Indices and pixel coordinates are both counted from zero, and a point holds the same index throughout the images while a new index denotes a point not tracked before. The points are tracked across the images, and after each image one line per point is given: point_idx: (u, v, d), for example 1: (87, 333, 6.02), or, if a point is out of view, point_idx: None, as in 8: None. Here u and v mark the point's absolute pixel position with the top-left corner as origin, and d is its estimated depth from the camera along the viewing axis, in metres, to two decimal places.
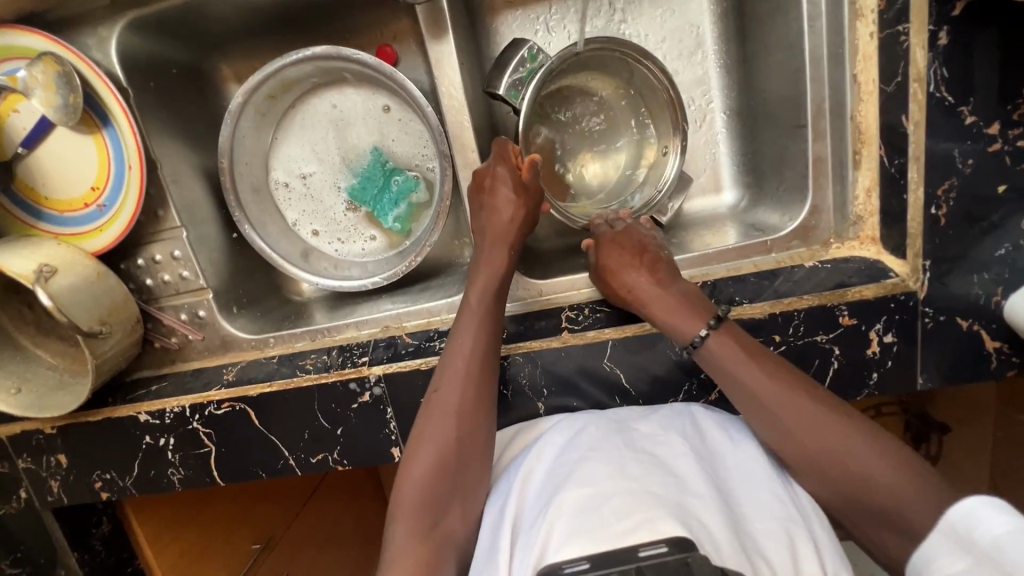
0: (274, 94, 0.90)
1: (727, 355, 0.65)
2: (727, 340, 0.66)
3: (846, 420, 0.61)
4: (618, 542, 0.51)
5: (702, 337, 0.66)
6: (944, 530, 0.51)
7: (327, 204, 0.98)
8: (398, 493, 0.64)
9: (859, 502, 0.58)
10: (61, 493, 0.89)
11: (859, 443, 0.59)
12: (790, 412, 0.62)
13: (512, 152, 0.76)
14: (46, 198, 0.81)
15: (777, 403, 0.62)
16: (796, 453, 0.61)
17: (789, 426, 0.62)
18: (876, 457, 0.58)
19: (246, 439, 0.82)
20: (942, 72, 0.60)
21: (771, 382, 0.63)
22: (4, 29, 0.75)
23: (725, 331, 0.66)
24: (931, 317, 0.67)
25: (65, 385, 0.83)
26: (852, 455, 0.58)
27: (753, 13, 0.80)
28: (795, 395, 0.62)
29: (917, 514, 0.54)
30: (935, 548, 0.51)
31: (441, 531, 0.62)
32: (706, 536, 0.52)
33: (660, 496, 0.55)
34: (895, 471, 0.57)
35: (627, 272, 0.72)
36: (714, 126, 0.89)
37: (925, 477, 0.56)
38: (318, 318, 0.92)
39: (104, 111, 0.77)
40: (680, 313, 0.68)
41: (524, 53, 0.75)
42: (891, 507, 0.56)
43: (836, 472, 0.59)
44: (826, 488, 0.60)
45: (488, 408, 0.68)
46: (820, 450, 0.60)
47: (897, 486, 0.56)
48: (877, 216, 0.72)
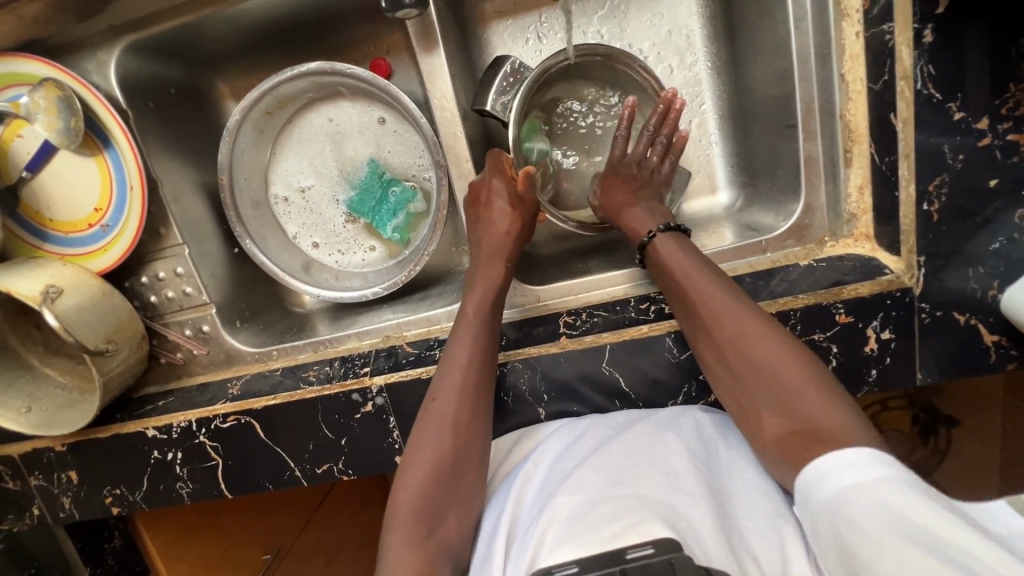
0: (270, 110, 0.92)
1: (671, 254, 0.70)
2: (672, 242, 0.71)
3: (758, 314, 0.62)
4: (605, 547, 0.53)
5: (652, 234, 0.72)
6: (861, 454, 0.50)
7: (327, 217, 0.99)
8: (393, 503, 0.64)
9: (755, 389, 0.59)
10: (73, 510, 0.91)
11: (764, 332, 0.60)
12: (713, 302, 0.64)
13: (506, 164, 0.78)
14: (51, 219, 0.83)
15: (704, 294, 0.65)
16: (712, 344, 0.63)
17: (711, 315, 0.63)
18: (784, 351, 0.59)
19: (252, 452, 0.83)
20: (929, 69, 0.61)
21: (700, 274, 0.66)
22: (6, 57, 0.76)
23: (670, 235, 0.72)
24: (927, 312, 0.67)
25: (74, 402, 0.84)
26: (761, 347, 0.60)
27: (740, 14, 0.81)
28: (715, 285, 0.65)
29: (806, 402, 0.56)
30: (827, 470, 0.51)
31: (437, 538, 0.62)
32: (697, 542, 0.54)
33: (650, 500, 0.57)
34: (801, 366, 0.58)
35: (615, 193, 0.78)
36: (707, 127, 0.89)
37: (820, 375, 0.57)
38: (321, 330, 0.93)
39: (105, 133, 0.79)
40: (647, 222, 0.74)
41: (507, 69, 0.76)
42: (790, 395, 0.57)
43: (745, 360, 0.60)
44: (737, 382, 0.61)
45: (483, 419, 0.69)
46: (728, 334, 0.62)
47: (799, 377, 0.57)
48: (871, 213, 0.72)
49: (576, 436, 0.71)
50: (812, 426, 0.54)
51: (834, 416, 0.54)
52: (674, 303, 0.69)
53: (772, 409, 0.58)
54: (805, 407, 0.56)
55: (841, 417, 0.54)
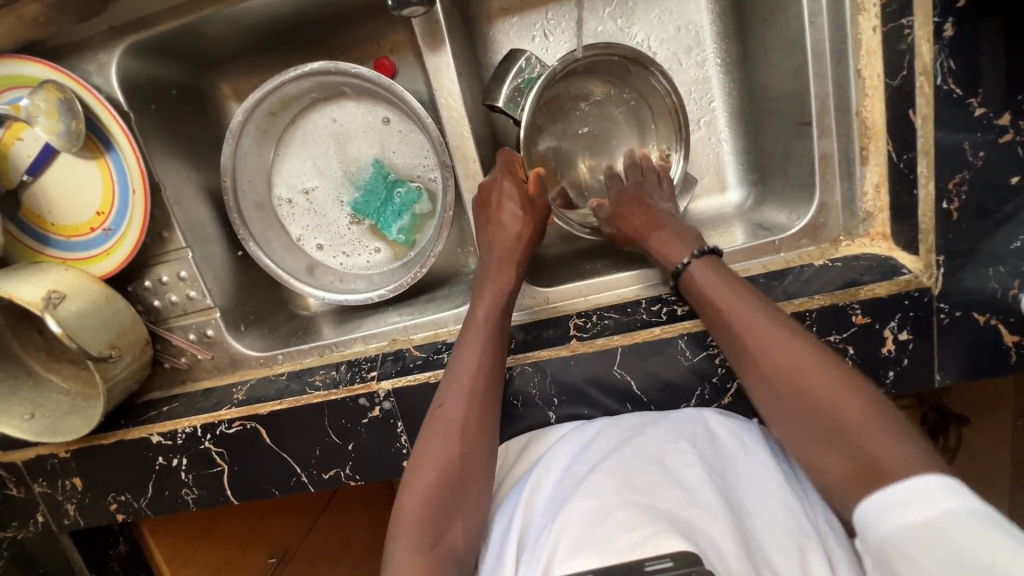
0: (274, 111, 0.91)
1: (709, 282, 0.67)
2: (709, 267, 0.68)
3: (810, 346, 0.60)
4: (620, 557, 0.51)
5: (687, 262, 0.69)
6: (906, 490, 0.50)
7: (331, 218, 0.98)
8: (400, 508, 0.63)
9: (815, 429, 0.57)
10: (77, 517, 0.90)
11: (820, 368, 0.58)
12: (760, 335, 0.61)
13: (518, 165, 0.76)
14: (52, 223, 0.82)
15: (749, 326, 0.62)
16: (762, 378, 0.61)
17: (758, 349, 0.61)
18: (843, 387, 0.57)
19: (258, 457, 0.82)
20: (949, 64, 0.60)
21: (747, 306, 0.63)
22: (6, 59, 0.75)
23: (706, 260, 0.69)
24: (946, 312, 0.66)
25: (77, 408, 0.84)
26: (819, 385, 0.57)
27: (751, 10, 0.79)
28: (762, 316, 0.62)
29: (872, 441, 0.53)
30: (881, 506, 0.51)
31: (444, 545, 0.61)
32: (712, 552, 0.53)
33: (668, 513, 0.56)
34: (863, 403, 0.55)
35: (629, 217, 0.76)
36: (717, 125, 0.88)
37: (882, 409, 0.55)
38: (326, 333, 0.92)
39: (107, 136, 0.78)
40: (676, 245, 0.72)
41: (521, 64, 0.75)
42: (853, 436, 0.55)
43: (801, 399, 0.58)
44: (794, 420, 0.59)
45: (492, 425, 0.68)
46: (781, 371, 0.59)
47: (863, 417, 0.55)
48: (887, 211, 0.71)
49: (588, 441, 0.69)
50: (880, 467, 0.52)
51: (904, 456, 0.52)
52: (716, 334, 0.66)
53: (837, 452, 0.56)
54: (871, 449, 0.53)
55: (910, 455, 0.51)
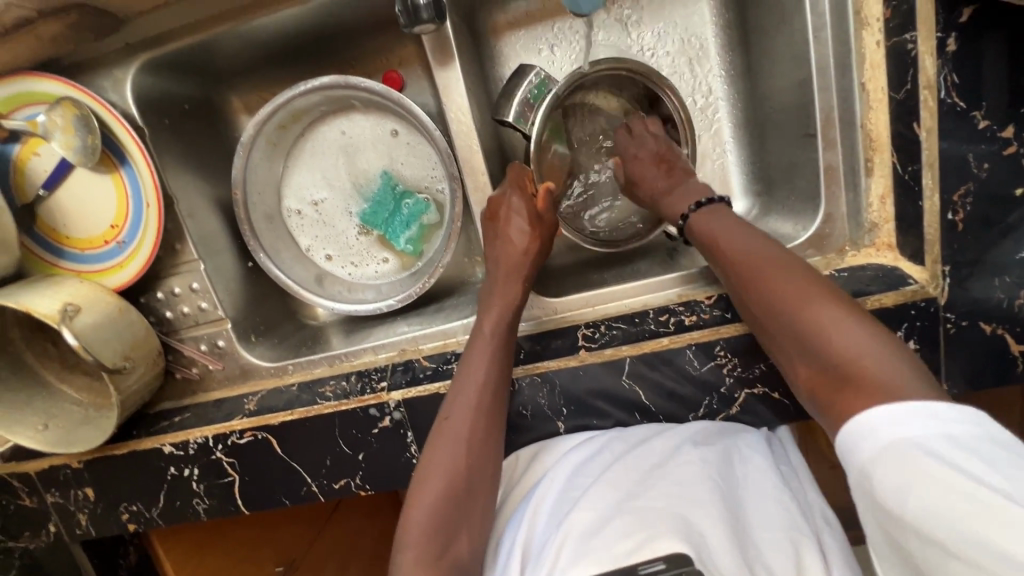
0: (284, 124, 0.92)
1: (709, 223, 0.68)
2: (707, 215, 0.69)
3: (793, 267, 0.59)
4: (619, 562, 0.54)
5: (687, 215, 0.71)
6: (886, 415, 0.46)
7: (339, 229, 0.99)
8: (405, 519, 0.64)
9: (795, 342, 0.56)
10: (89, 527, 0.91)
11: (798, 282, 0.57)
12: (745, 257, 0.62)
13: (528, 179, 0.77)
14: (67, 237, 0.83)
15: (739, 252, 0.63)
16: (750, 301, 0.62)
17: (744, 270, 0.62)
18: (817, 296, 0.56)
19: (269, 467, 0.83)
20: (953, 78, 0.60)
21: (734, 238, 0.64)
22: (24, 76, 0.77)
23: (706, 208, 0.70)
24: (953, 322, 0.66)
25: (90, 419, 0.84)
26: (792, 299, 0.57)
27: (755, 23, 0.81)
28: (747, 244, 0.63)
29: (842, 351, 0.52)
30: (859, 431, 0.48)
31: (450, 558, 0.61)
32: (709, 554, 0.54)
33: (666, 515, 0.58)
34: (838, 312, 0.54)
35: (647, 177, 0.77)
36: (722, 136, 0.89)
37: (859, 320, 0.53)
38: (335, 343, 0.93)
39: (122, 151, 0.79)
40: (686, 200, 0.73)
41: (531, 79, 0.76)
42: (825, 341, 0.53)
43: (777, 310, 0.58)
44: (778, 337, 0.59)
45: (497, 440, 0.69)
46: (760, 290, 0.60)
47: (835, 326, 0.53)
48: (893, 222, 0.71)
49: (592, 453, 0.70)
50: (849, 372, 0.51)
51: (877, 362, 0.50)
52: (717, 270, 0.67)
53: (812, 363, 0.54)
54: (841, 352, 0.52)
55: (881, 363, 0.50)
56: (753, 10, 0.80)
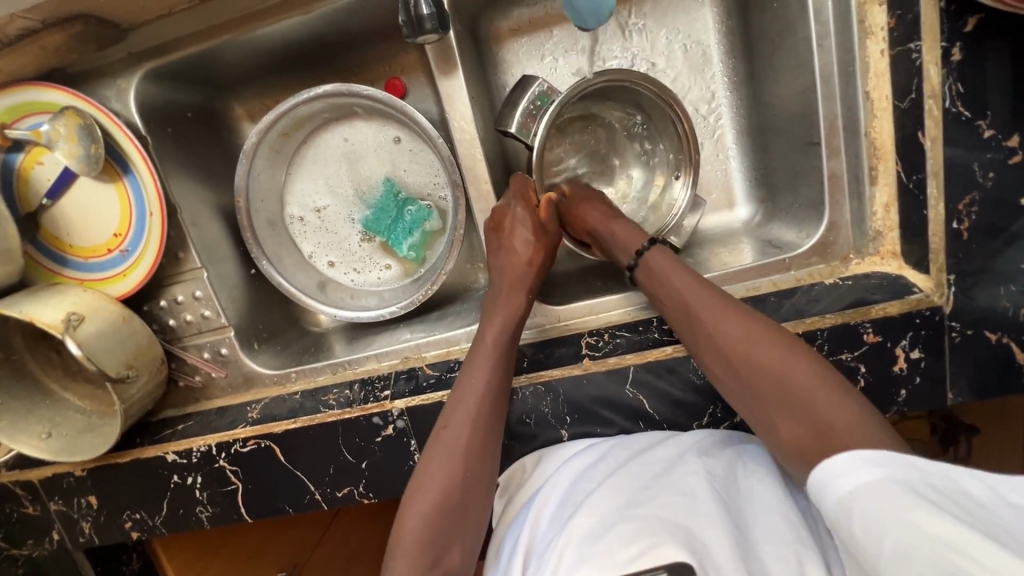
0: (286, 131, 0.92)
1: (663, 266, 0.69)
2: (660, 258, 0.70)
3: (754, 321, 0.60)
4: (621, 569, 0.53)
5: (639, 253, 0.71)
6: (862, 457, 0.48)
7: (342, 236, 0.99)
8: (400, 527, 0.64)
9: (767, 397, 0.57)
10: (92, 534, 0.90)
11: (763, 338, 0.59)
12: (708, 311, 0.63)
13: (531, 191, 0.77)
14: (70, 245, 0.83)
15: (699, 308, 0.63)
16: (715, 353, 0.62)
17: (707, 325, 0.62)
18: (782, 351, 0.57)
19: (272, 475, 0.83)
20: (959, 87, 0.60)
21: (695, 289, 0.65)
22: (27, 86, 0.77)
23: (654, 251, 0.71)
24: (958, 331, 0.66)
25: (93, 427, 0.84)
26: (764, 354, 0.58)
27: (758, 30, 0.81)
28: (709, 296, 0.64)
29: (819, 406, 0.54)
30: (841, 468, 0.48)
31: (442, 567, 0.62)
32: (711, 562, 0.53)
33: (668, 524, 0.57)
34: (805, 366, 0.56)
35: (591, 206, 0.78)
36: (725, 142, 0.88)
37: (825, 375, 0.56)
38: (338, 351, 0.93)
39: (125, 160, 0.79)
40: (630, 234, 0.73)
41: (534, 91, 0.76)
42: (798, 398, 0.55)
43: (747, 367, 0.59)
44: (746, 391, 0.59)
45: (494, 450, 0.69)
46: (727, 344, 0.60)
47: (808, 381, 0.55)
48: (897, 230, 0.71)
49: (594, 459, 0.70)
50: (827, 430, 0.53)
51: (848, 417, 0.52)
52: (670, 318, 0.68)
53: (788, 417, 0.56)
54: (815, 409, 0.54)
55: (852, 417, 0.52)
56: (756, 17, 0.80)
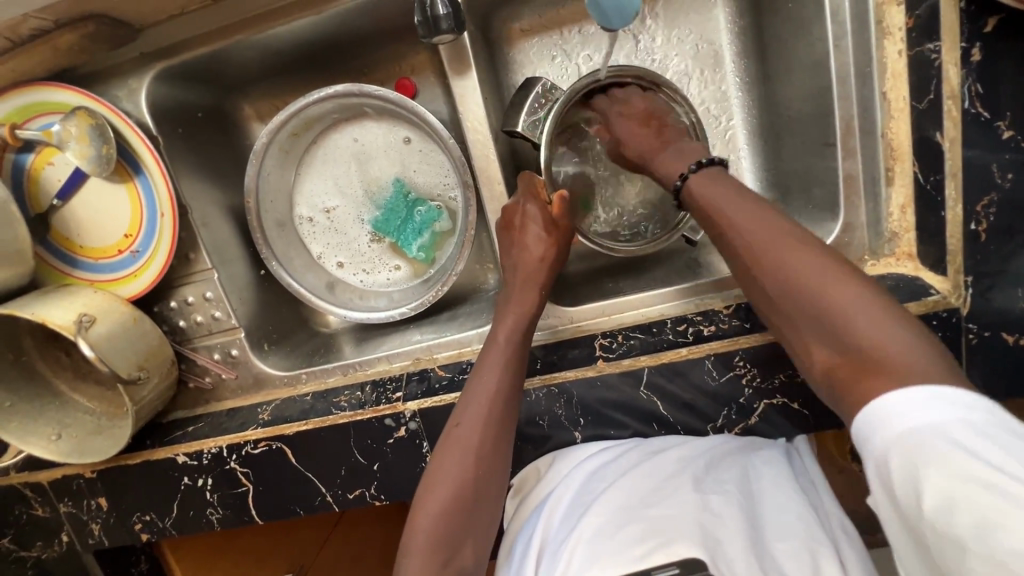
0: (296, 132, 0.92)
1: (697, 186, 0.63)
2: (698, 178, 0.64)
3: (797, 237, 0.55)
4: (633, 566, 0.53)
5: (684, 176, 0.65)
6: (917, 395, 0.44)
7: (351, 237, 0.98)
8: (411, 525, 0.64)
9: (805, 319, 0.52)
10: (102, 536, 0.90)
11: (806, 254, 0.53)
12: (753, 229, 0.57)
13: (539, 186, 0.76)
14: (81, 246, 0.83)
15: (742, 227, 0.58)
16: (752, 276, 0.57)
17: (750, 245, 0.57)
18: (830, 274, 0.51)
19: (284, 477, 0.83)
20: (977, 88, 0.60)
21: (732, 207, 0.59)
22: (39, 86, 0.76)
23: (701, 174, 0.64)
24: (975, 332, 0.65)
25: (103, 428, 0.84)
26: (801, 272, 0.53)
27: (771, 30, 0.80)
28: (748, 214, 0.58)
29: (859, 328, 0.48)
30: (887, 405, 0.44)
31: (455, 566, 0.61)
32: (725, 558, 0.53)
33: (679, 521, 0.57)
34: (855, 289, 0.50)
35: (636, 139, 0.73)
36: (738, 146, 0.88)
37: (873, 294, 0.50)
38: (347, 352, 0.92)
39: (137, 160, 0.79)
40: (677, 163, 0.68)
41: (539, 89, 0.76)
42: (841, 325, 0.49)
43: (787, 291, 0.54)
44: (784, 315, 0.55)
45: (507, 449, 0.68)
46: (762, 264, 0.56)
47: (850, 302, 0.50)
48: (914, 232, 0.71)
49: (607, 460, 0.70)
50: (869, 361, 0.47)
51: (896, 348, 0.47)
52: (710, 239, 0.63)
53: (824, 342, 0.51)
54: (858, 337, 0.48)
55: (902, 348, 0.46)
56: (770, 17, 0.80)
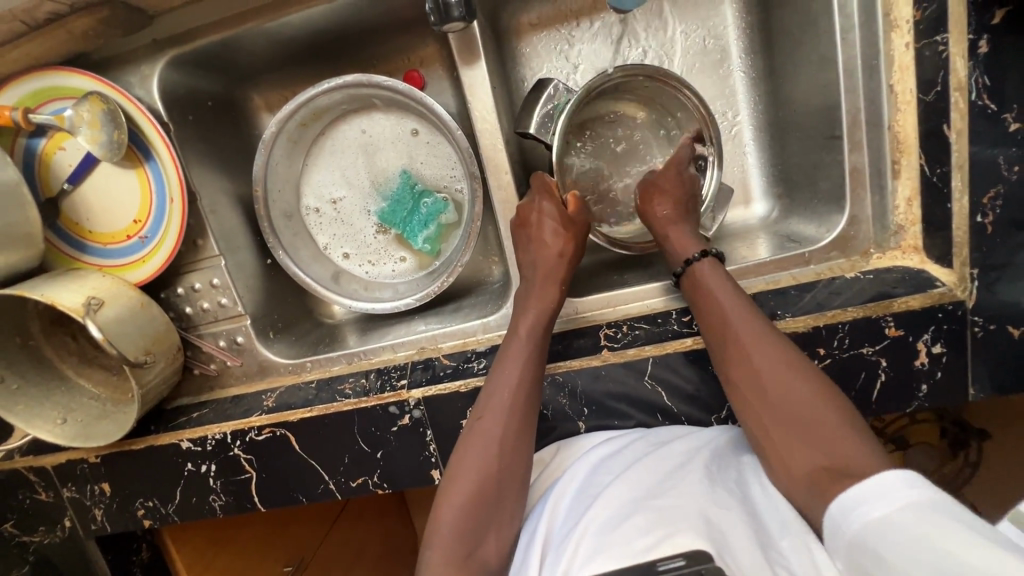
0: (305, 122, 0.92)
1: (710, 281, 0.69)
2: (711, 272, 0.70)
3: (795, 353, 0.62)
4: (639, 557, 0.50)
5: (702, 255, 0.71)
6: (899, 480, 0.50)
7: (358, 227, 0.99)
8: (436, 519, 0.62)
9: (794, 425, 0.59)
10: (105, 522, 0.90)
11: (802, 371, 0.61)
12: (758, 336, 0.63)
13: (552, 186, 0.77)
14: (90, 231, 0.84)
15: (741, 324, 0.64)
16: (747, 375, 0.62)
17: (752, 345, 0.63)
18: (818, 388, 0.60)
19: (287, 464, 0.83)
20: (984, 80, 0.60)
21: (742, 310, 0.65)
22: (52, 71, 0.77)
23: (710, 263, 0.71)
24: (980, 326, 0.65)
25: (108, 414, 0.84)
26: (800, 386, 0.60)
27: (779, 26, 0.81)
28: (753, 321, 0.64)
29: (844, 444, 0.56)
30: (857, 497, 0.51)
31: (476, 560, 0.60)
32: (731, 552, 0.50)
33: (687, 512, 0.54)
34: (837, 409, 0.58)
35: (665, 198, 0.77)
36: (743, 140, 0.88)
37: (852, 417, 0.58)
38: (352, 342, 0.93)
39: (147, 146, 0.80)
40: (686, 244, 0.74)
41: (551, 91, 0.77)
42: (825, 434, 0.57)
43: (777, 390, 0.60)
44: (771, 417, 0.60)
45: (530, 444, 0.67)
46: (765, 369, 0.61)
47: (837, 420, 0.57)
48: (919, 225, 0.71)
49: (613, 452, 0.70)
50: (846, 465, 0.54)
51: (871, 459, 0.54)
52: (705, 332, 0.68)
53: (807, 448, 0.57)
54: (838, 443, 0.56)
55: (873, 456, 0.54)
56: (777, 12, 0.80)
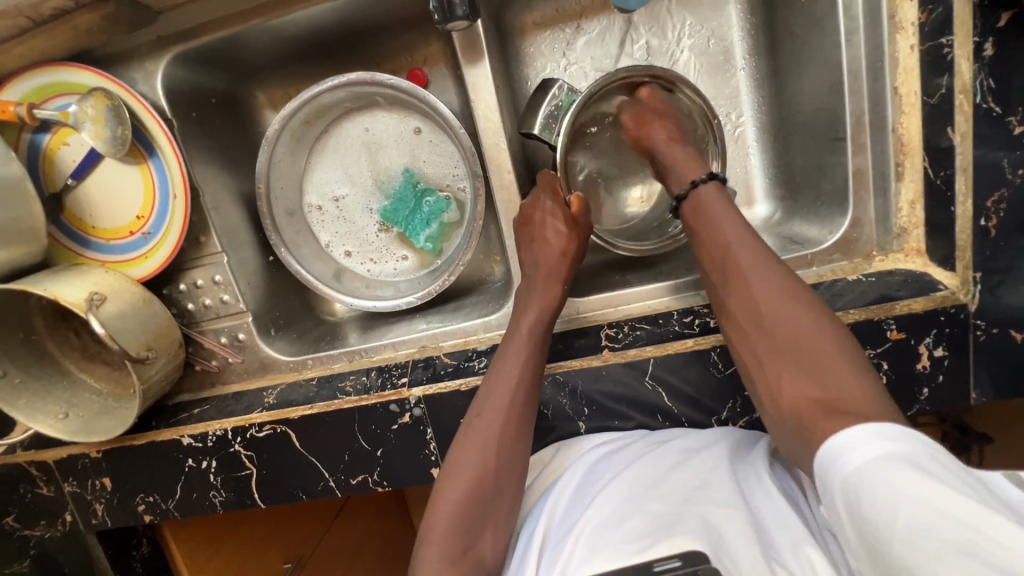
0: (308, 120, 0.92)
1: (713, 212, 0.67)
2: (711, 203, 0.68)
3: (797, 282, 0.60)
4: (635, 557, 0.50)
5: (705, 180, 0.70)
6: (876, 430, 0.47)
7: (360, 226, 0.99)
8: (431, 514, 0.63)
9: (788, 351, 0.56)
10: (105, 517, 0.91)
11: (802, 299, 0.58)
12: (756, 263, 0.61)
13: (559, 187, 0.78)
14: (93, 227, 0.84)
15: (742, 254, 0.62)
16: (744, 299, 0.61)
17: (750, 272, 0.61)
18: (818, 318, 0.56)
19: (287, 461, 0.83)
20: (989, 83, 0.60)
21: (745, 239, 0.63)
22: (57, 66, 0.77)
23: (710, 193, 0.69)
24: (983, 329, 0.65)
25: (110, 409, 0.85)
26: (798, 312, 0.57)
27: (783, 27, 0.81)
28: (755, 250, 0.62)
29: (837, 375, 0.53)
30: (839, 443, 0.48)
31: (473, 557, 0.60)
32: (730, 553, 0.50)
33: (685, 515, 0.54)
34: (836, 339, 0.55)
35: (661, 125, 0.76)
36: (746, 141, 0.88)
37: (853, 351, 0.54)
38: (353, 340, 0.93)
39: (150, 142, 0.80)
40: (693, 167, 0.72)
41: (556, 92, 0.77)
42: (818, 362, 0.54)
43: (772, 320, 0.58)
44: (764, 342, 0.58)
45: (527, 443, 0.67)
46: (763, 293, 0.59)
47: (834, 351, 0.54)
48: (922, 228, 0.71)
49: (611, 452, 0.69)
50: (837, 397, 0.51)
51: (862, 393, 0.51)
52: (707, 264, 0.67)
53: (798, 376, 0.55)
54: (831, 373, 0.53)
55: (866, 392, 0.51)
56: (782, 13, 0.80)
